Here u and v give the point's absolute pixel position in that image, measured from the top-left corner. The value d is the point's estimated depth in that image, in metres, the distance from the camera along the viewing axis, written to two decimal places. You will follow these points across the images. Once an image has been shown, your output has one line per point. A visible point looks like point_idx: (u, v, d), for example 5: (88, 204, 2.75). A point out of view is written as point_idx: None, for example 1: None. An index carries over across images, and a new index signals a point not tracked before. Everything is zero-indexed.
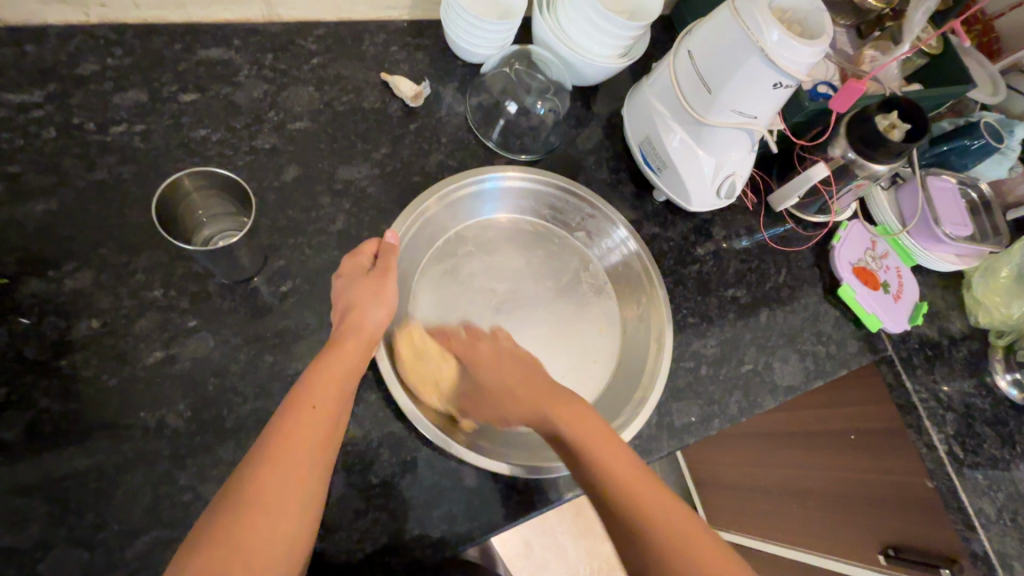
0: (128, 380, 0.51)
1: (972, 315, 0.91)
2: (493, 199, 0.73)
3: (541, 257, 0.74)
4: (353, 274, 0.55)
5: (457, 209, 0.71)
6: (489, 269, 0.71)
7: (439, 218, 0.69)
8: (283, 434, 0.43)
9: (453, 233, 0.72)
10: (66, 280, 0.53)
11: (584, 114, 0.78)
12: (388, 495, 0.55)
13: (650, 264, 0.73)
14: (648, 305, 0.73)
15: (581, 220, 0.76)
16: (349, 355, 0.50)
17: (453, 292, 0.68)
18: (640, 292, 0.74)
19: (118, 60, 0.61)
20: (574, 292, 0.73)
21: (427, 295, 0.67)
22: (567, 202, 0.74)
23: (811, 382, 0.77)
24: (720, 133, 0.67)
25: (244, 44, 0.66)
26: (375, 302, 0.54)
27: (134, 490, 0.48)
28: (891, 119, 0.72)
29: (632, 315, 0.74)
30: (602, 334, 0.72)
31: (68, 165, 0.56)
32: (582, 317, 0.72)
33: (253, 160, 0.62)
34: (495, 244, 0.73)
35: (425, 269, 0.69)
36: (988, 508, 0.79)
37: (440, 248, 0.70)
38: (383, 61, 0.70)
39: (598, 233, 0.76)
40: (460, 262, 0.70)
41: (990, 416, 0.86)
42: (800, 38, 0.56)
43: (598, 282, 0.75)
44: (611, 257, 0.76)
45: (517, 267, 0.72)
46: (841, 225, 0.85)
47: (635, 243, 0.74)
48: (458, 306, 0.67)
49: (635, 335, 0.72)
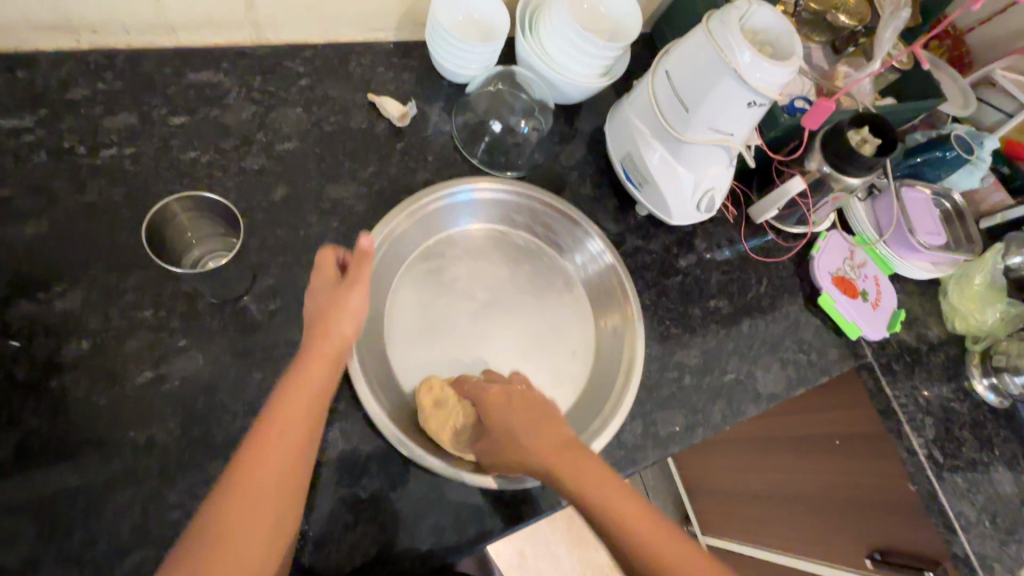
0: (118, 399, 0.52)
1: (949, 321, 0.93)
2: (476, 211, 0.74)
3: (521, 268, 0.76)
4: (320, 288, 0.54)
5: (441, 218, 0.72)
6: (471, 275, 0.73)
7: (420, 228, 0.71)
8: (246, 468, 0.44)
9: (435, 241, 0.73)
10: (56, 301, 0.53)
11: (568, 131, 0.80)
12: (377, 508, 0.56)
13: (625, 278, 0.74)
14: (621, 320, 0.74)
15: (561, 235, 0.77)
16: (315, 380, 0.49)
17: (433, 301, 0.70)
18: (615, 305, 0.75)
19: (108, 84, 0.62)
20: (547, 304, 0.75)
21: (407, 294, 0.70)
22: (547, 217, 0.75)
23: (792, 390, 0.79)
24: (698, 150, 0.69)
25: (234, 67, 0.67)
26: (339, 314, 0.53)
27: (123, 508, 0.48)
28: (862, 134, 0.74)
29: (609, 329, 0.75)
30: (576, 340, 0.74)
31: (59, 187, 0.57)
32: (558, 326, 0.74)
33: (243, 180, 0.63)
34: (477, 254, 0.75)
35: (406, 273, 0.71)
36: (968, 510, 0.81)
37: (421, 255, 0.72)
38: (370, 81, 0.72)
39: (578, 247, 0.77)
40: (442, 271, 0.72)
41: (968, 420, 0.88)
42: (771, 60, 0.59)
43: (577, 294, 0.77)
44: (590, 270, 0.77)
45: (498, 276, 0.74)
46: (819, 236, 0.88)
47: (611, 256, 0.75)
48: (437, 309, 0.70)
49: (607, 349, 0.73)
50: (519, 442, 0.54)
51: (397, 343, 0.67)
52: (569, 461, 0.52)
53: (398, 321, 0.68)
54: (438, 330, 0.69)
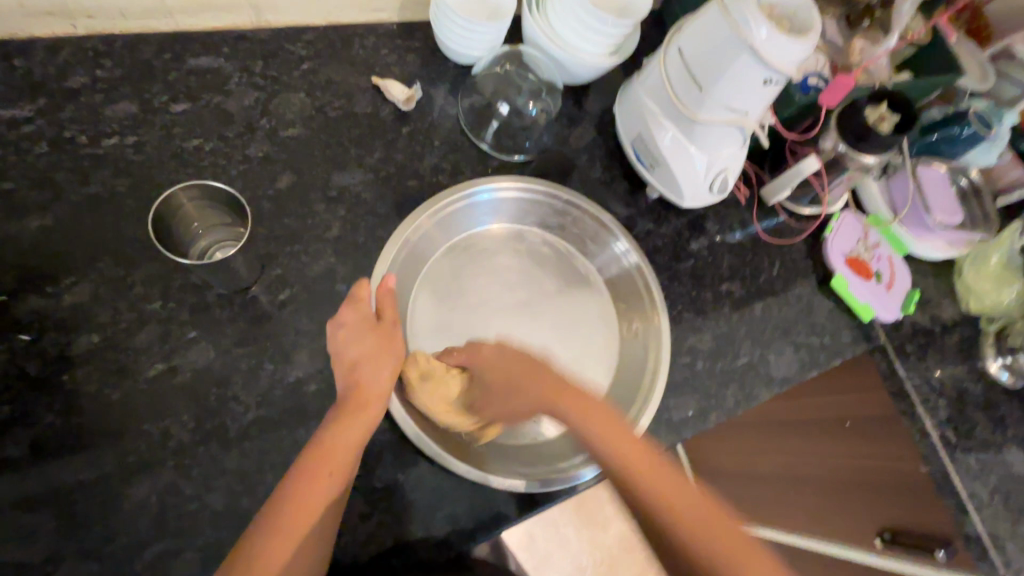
0: (131, 392, 0.51)
1: (964, 301, 0.92)
2: (518, 210, 0.74)
3: (542, 265, 0.75)
4: (357, 326, 0.53)
5: (484, 211, 0.72)
6: (493, 272, 0.73)
7: (462, 216, 0.71)
8: (290, 506, 0.46)
9: (475, 231, 0.74)
10: (65, 295, 0.53)
11: (577, 112, 0.78)
12: (393, 497, 0.56)
13: (650, 279, 0.73)
14: (644, 323, 0.74)
15: (598, 246, 0.76)
16: (366, 418, 0.51)
17: (457, 290, 0.70)
18: (645, 322, 0.74)
19: (107, 72, 0.60)
20: (570, 301, 0.75)
21: (436, 268, 0.71)
22: (586, 226, 0.75)
23: (805, 373, 0.78)
24: (711, 130, 0.67)
25: (234, 51, 0.65)
26: (382, 359, 0.53)
27: (140, 501, 0.49)
28: (880, 110, 0.73)
29: (633, 351, 0.74)
30: (598, 354, 0.73)
31: (63, 181, 0.56)
32: (582, 336, 0.73)
33: (248, 168, 0.62)
34: (511, 253, 0.75)
35: (436, 257, 0.71)
36: (980, 490, 0.81)
37: (460, 241, 0.73)
38: (374, 64, 0.70)
39: (613, 262, 0.76)
40: (477, 261, 0.73)
41: (981, 401, 0.88)
42: (788, 35, 0.57)
43: (606, 308, 0.76)
44: (622, 284, 0.76)
45: (529, 274, 0.74)
46: (833, 216, 0.86)
47: (636, 256, 0.74)
48: (468, 283, 0.71)
49: (630, 348, 0.74)
50: (513, 397, 0.57)
51: (417, 325, 0.67)
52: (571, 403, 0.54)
53: (419, 302, 0.68)
54: (456, 319, 0.69)
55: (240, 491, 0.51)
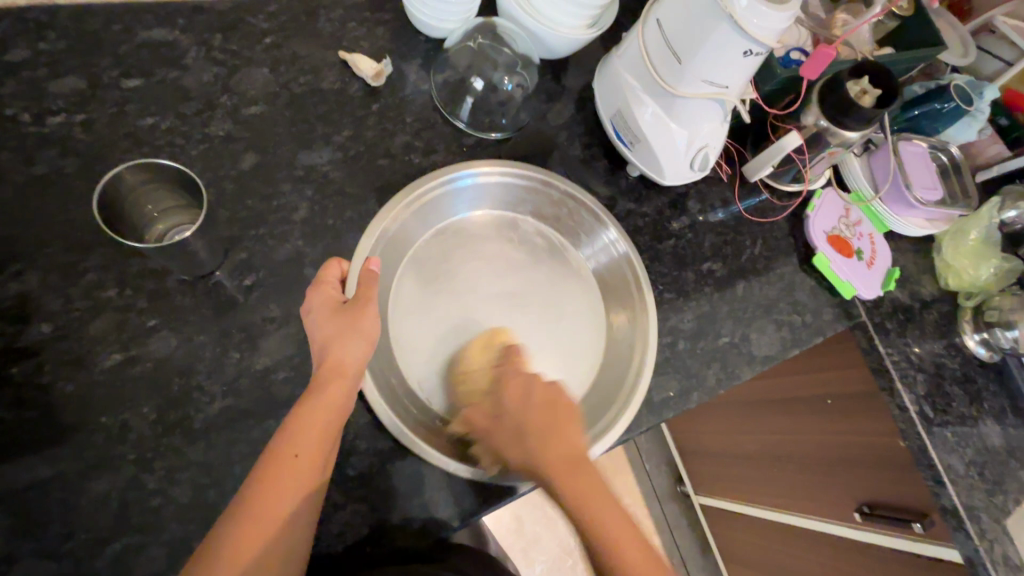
0: (87, 384, 0.49)
1: (942, 279, 0.93)
2: (509, 195, 0.72)
3: (528, 254, 0.73)
4: (322, 304, 0.52)
5: (482, 195, 0.71)
6: (478, 262, 0.70)
7: (449, 201, 0.69)
8: (263, 494, 0.45)
9: (465, 217, 0.72)
10: (12, 283, 0.50)
11: (555, 88, 0.76)
12: (368, 485, 0.55)
13: (640, 269, 0.71)
14: (633, 316, 0.71)
15: (591, 239, 0.74)
16: (334, 397, 0.49)
17: (443, 276, 0.68)
18: (633, 316, 0.71)
19: (52, 44, 0.57)
20: (556, 290, 0.72)
21: (422, 250, 0.69)
22: (582, 219, 0.74)
23: (786, 352, 0.78)
24: (692, 104, 0.65)
25: (191, 23, 0.62)
26: (352, 334, 0.51)
27: (100, 496, 0.46)
28: (862, 84, 0.71)
29: (621, 343, 0.71)
30: (584, 344, 0.71)
31: (5, 161, 0.52)
32: (570, 338, 0.70)
33: (208, 147, 0.59)
34: (501, 240, 0.72)
35: (425, 240, 0.69)
36: (957, 463, 0.82)
37: (449, 226, 0.71)
38: (342, 38, 0.67)
39: (608, 257, 0.74)
40: (466, 247, 0.70)
41: (959, 375, 0.89)
42: (769, 4, 0.55)
43: (595, 303, 0.74)
44: (611, 276, 0.74)
45: (516, 263, 0.72)
46: (815, 194, 0.85)
47: (625, 245, 0.72)
48: (456, 268, 0.69)
49: (620, 343, 0.71)
50: (522, 444, 0.54)
51: (399, 310, 0.65)
52: (575, 483, 0.52)
53: (403, 281, 0.66)
54: (443, 306, 0.67)
55: (207, 484, 0.49)
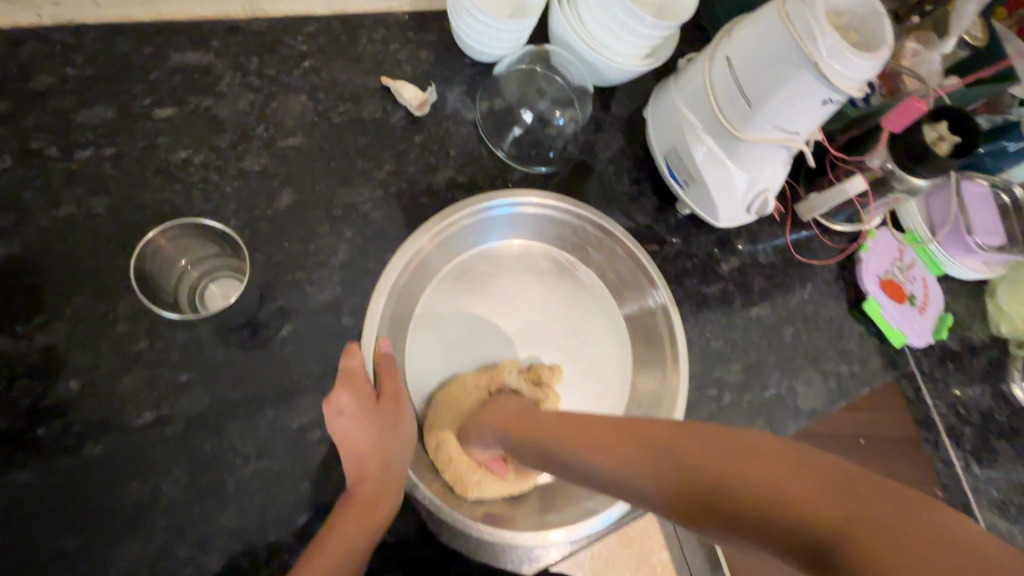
0: (115, 447, 0.46)
1: (995, 324, 0.88)
2: (541, 227, 0.69)
3: (554, 291, 0.71)
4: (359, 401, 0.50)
5: (485, 228, 0.66)
6: (500, 295, 0.69)
7: (480, 231, 0.66)
8: None
9: (489, 246, 0.69)
10: (36, 336, 0.47)
11: (605, 118, 0.71)
12: (402, 554, 0.52)
13: (676, 324, 0.66)
14: (664, 370, 0.68)
15: (625, 282, 0.71)
16: (381, 509, 0.47)
17: (452, 323, 0.66)
18: (664, 373, 0.68)
19: (79, 69, 0.53)
20: (579, 329, 0.71)
21: (444, 284, 0.67)
22: (618, 258, 0.70)
23: (831, 404, 0.75)
24: (757, 148, 0.61)
25: (225, 46, 0.57)
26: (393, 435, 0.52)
27: (132, 565, 0.44)
28: (939, 130, 0.67)
29: (648, 385, 0.69)
30: (606, 394, 0.69)
31: (30, 200, 0.49)
32: (594, 379, 0.69)
33: (243, 184, 0.55)
34: (525, 274, 0.71)
35: (445, 271, 0.67)
36: (1001, 523, 0.79)
37: (472, 256, 0.69)
38: (384, 61, 0.63)
39: (640, 299, 0.70)
40: (489, 281, 0.69)
41: (1008, 428, 0.85)
42: (855, 50, 0.50)
43: (619, 343, 0.72)
44: (645, 326, 0.71)
45: (539, 299, 0.70)
46: (870, 235, 0.80)
47: (664, 295, 0.67)
48: (475, 301, 0.68)
49: (645, 396, 0.69)
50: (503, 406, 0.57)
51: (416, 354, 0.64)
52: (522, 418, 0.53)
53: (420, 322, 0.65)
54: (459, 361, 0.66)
55: (241, 551, 0.47)
